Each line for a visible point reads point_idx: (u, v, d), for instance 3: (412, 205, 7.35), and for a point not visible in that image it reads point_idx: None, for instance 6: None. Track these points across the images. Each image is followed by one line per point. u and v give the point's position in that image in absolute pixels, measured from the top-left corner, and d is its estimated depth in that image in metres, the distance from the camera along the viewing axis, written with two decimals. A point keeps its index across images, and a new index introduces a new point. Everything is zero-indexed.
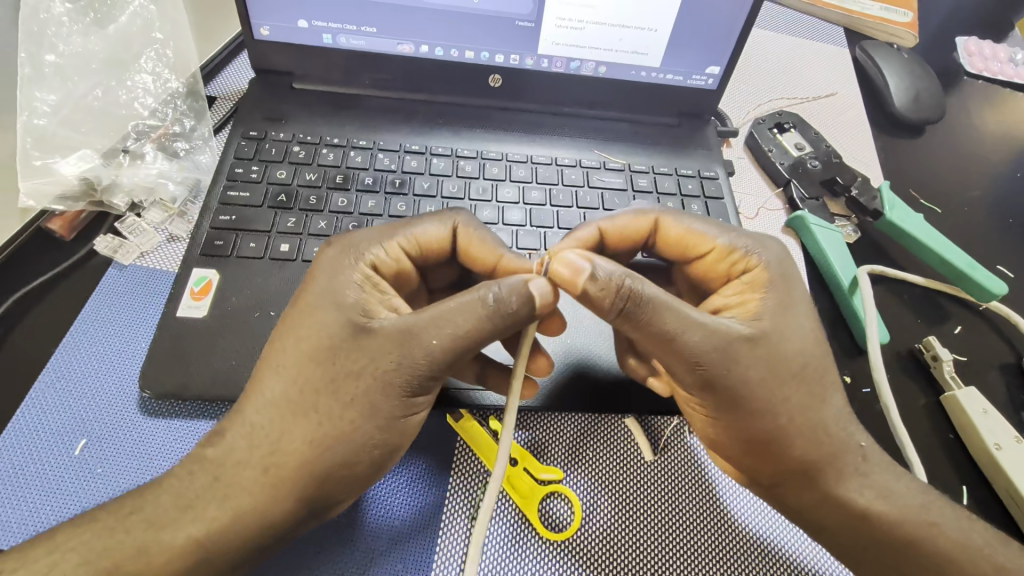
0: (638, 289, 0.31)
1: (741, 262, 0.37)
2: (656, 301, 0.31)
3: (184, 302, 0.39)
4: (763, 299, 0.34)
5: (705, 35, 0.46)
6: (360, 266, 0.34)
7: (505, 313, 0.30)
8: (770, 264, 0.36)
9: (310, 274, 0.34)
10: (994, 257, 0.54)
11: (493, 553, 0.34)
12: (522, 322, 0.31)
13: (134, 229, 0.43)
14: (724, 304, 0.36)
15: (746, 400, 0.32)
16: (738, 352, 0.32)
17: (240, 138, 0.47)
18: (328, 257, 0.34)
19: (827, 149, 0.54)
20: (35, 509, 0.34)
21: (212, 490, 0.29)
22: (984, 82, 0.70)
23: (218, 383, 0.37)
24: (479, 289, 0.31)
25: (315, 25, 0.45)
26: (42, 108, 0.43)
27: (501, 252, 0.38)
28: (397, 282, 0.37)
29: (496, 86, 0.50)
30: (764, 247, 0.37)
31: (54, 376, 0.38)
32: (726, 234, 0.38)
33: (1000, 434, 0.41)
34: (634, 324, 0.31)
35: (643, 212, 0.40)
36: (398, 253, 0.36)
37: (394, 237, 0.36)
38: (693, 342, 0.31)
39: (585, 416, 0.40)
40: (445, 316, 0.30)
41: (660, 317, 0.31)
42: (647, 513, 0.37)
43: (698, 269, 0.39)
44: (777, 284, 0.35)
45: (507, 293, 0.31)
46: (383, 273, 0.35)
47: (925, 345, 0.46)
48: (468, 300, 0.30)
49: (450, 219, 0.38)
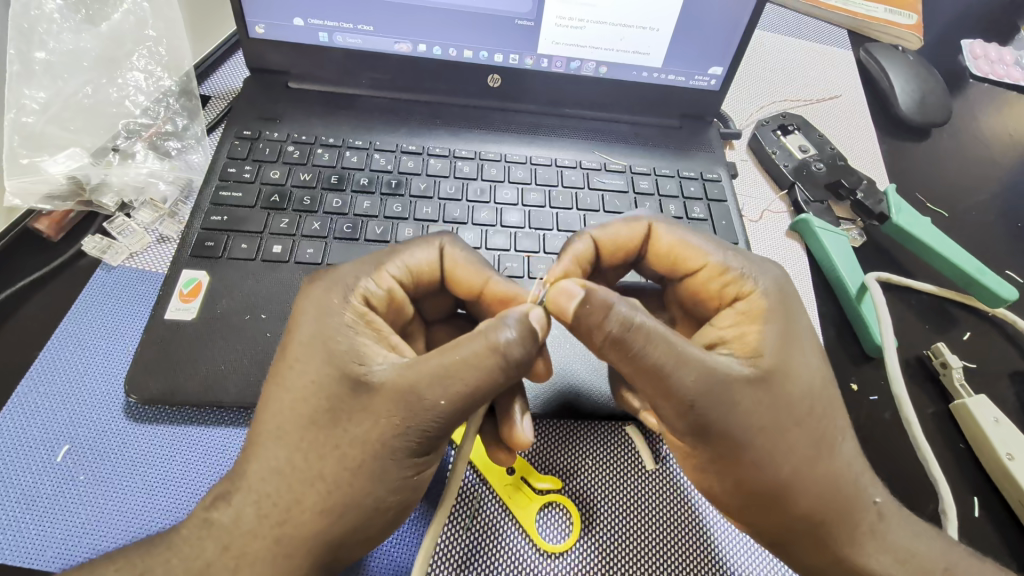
0: (633, 317, 0.29)
1: (735, 283, 0.35)
2: (646, 333, 0.29)
3: (173, 305, 0.38)
4: (763, 334, 0.32)
5: (709, 34, 0.45)
6: (348, 308, 0.32)
7: (513, 363, 0.29)
8: (768, 291, 0.34)
9: (294, 319, 0.32)
10: (1003, 262, 0.53)
11: (488, 565, 0.33)
12: (524, 370, 0.29)
13: (123, 230, 0.42)
14: (719, 335, 0.33)
15: (747, 442, 0.30)
16: (739, 391, 0.30)
17: (234, 138, 0.46)
18: (315, 295, 0.32)
19: (832, 152, 0.53)
20: (12, 518, 0.32)
21: (211, 506, 0.28)
22: (990, 85, 0.69)
23: (205, 388, 0.36)
24: (489, 334, 0.29)
25: (311, 24, 0.44)
26: (32, 106, 0.42)
27: (489, 275, 0.36)
28: (391, 315, 0.35)
29: (495, 87, 0.49)
30: (759, 271, 0.35)
31: (37, 379, 0.37)
32: (721, 252, 0.36)
33: (1013, 444, 0.40)
34: (623, 352, 0.30)
35: (635, 219, 0.38)
36: (390, 283, 0.34)
37: (382, 271, 0.34)
38: (684, 382, 0.29)
39: (582, 424, 0.39)
40: (453, 374, 0.28)
41: (649, 351, 0.29)
42: (648, 525, 0.35)
43: (692, 288, 0.37)
44: (778, 318, 0.33)
45: (515, 337, 0.29)
46: (375, 309, 0.33)
47: (934, 351, 0.45)
48: (476, 347, 0.28)
49: (436, 238, 0.36)
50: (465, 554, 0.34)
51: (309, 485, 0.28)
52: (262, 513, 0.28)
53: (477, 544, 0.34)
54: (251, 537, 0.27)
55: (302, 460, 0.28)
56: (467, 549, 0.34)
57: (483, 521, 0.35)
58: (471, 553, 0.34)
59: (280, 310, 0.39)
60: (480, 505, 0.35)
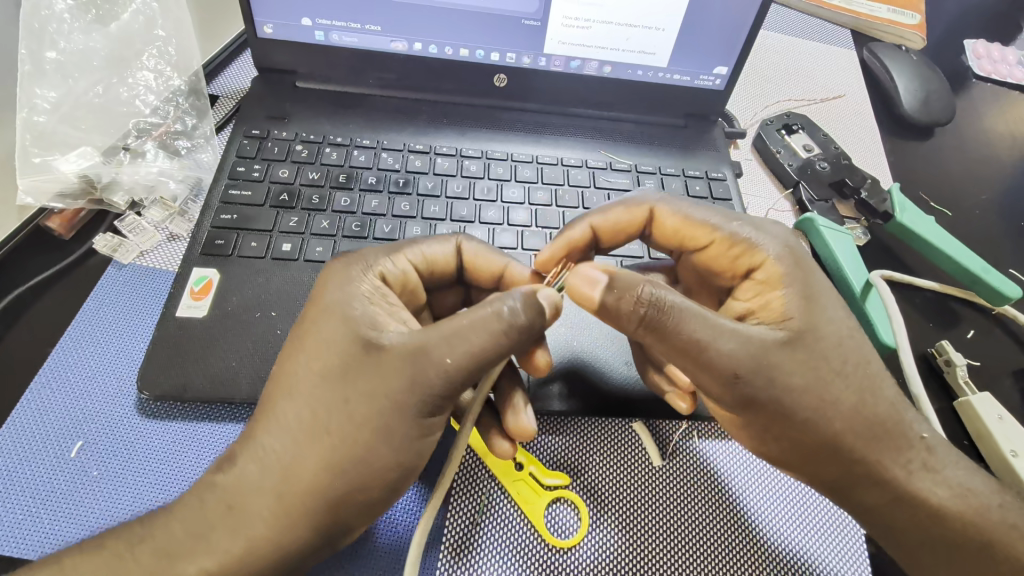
0: (663, 298, 0.30)
1: (745, 256, 0.35)
2: (678, 309, 0.30)
3: (184, 302, 0.38)
4: (784, 298, 0.33)
5: (714, 35, 0.45)
6: (365, 280, 0.33)
7: (518, 330, 0.29)
8: (782, 255, 0.34)
9: (316, 290, 0.33)
10: (1007, 261, 0.54)
11: (497, 560, 0.34)
12: (530, 338, 0.30)
13: (134, 229, 0.43)
14: (744, 309, 0.34)
15: (790, 410, 0.30)
16: (775, 356, 0.30)
17: (242, 137, 0.46)
18: (337, 269, 0.33)
19: (836, 151, 0.53)
20: (26, 512, 0.33)
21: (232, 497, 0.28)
22: (993, 84, 0.70)
23: (217, 385, 0.36)
24: (494, 303, 0.30)
25: (318, 24, 0.45)
26: (43, 105, 0.42)
27: (506, 261, 0.38)
28: (404, 298, 0.36)
29: (501, 86, 0.49)
30: (767, 238, 0.35)
31: (49, 377, 0.37)
32: (729, 224, 0.36)
33: (1017, 441, 0.40)
34: (657, 332, 0.30)
35: (635, 203, 0.38)
36: (407, 267, 0.35)
37: (401, 255, 0.35)
38: (722, 348, 0.30)
39: (589, 419, 0.39)
40: (459, 335, 0.29)
41: (687, 326, 0.30)
42: (656, 521, 0.36)
43: (702, 261, 0.37)
44: (794, 277, 0.33)
45: (520, 306, 0.30)
46: (393, 288, 0.35)
47: (938, 350, 0.45)
48: (483, 313, 0.29)
49: (455, 234, 0.37)
50: (477, 549, 0.34)
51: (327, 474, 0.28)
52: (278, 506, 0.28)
53: (488, 540, 0.34)
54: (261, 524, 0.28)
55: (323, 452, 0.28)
56: (476, 545, 0.34)
57: (492, 517, 0.35)
58: (480, 549, 0.34)
59: (289, 308, 0.39)
60: (488, 501, 0.36)
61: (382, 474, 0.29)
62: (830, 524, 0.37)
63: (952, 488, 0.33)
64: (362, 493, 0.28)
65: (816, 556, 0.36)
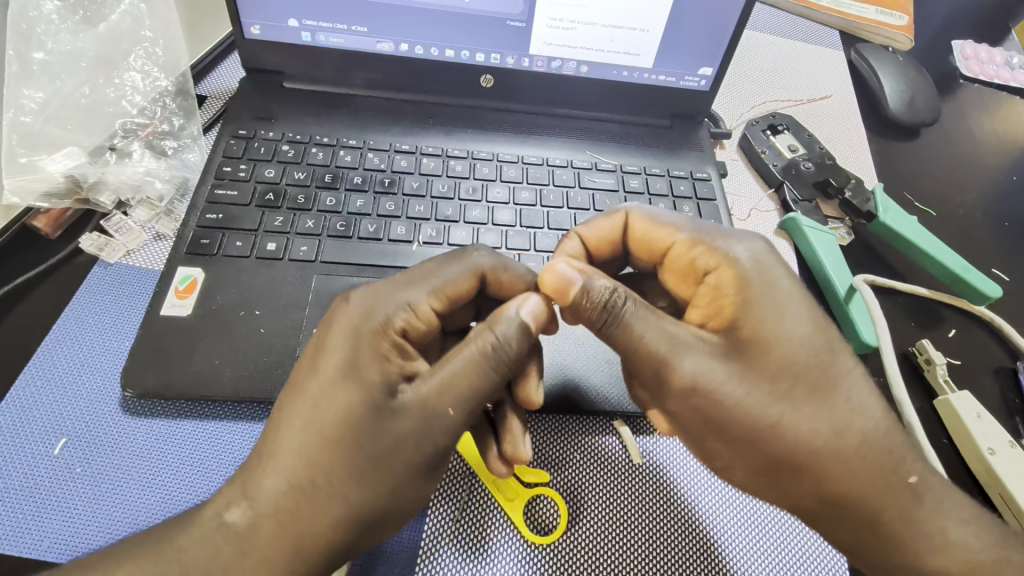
0: (621, 304, 0.32)
1: (704, 257, 0.35)
2: (629, 317, 0.32)
3: (168, 301, 0.38)
4: (741, 301, 0.32)
5: (697, 36, 0.45)
6: (386, 336, 0.31)
7: (506, 359, 0.31)
8: (740, 259, 0.34)
9: (320, 342, 0.31)
10: (990, 261, 0.54)
11: (478, 556, 0.34)
12: (519, 362, 0.32)
13: (120, 228, 0.43)
14: (703, 315, 0.34)
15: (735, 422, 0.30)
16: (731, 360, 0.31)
17: (229, 137, 0.47)
18: (348, 321, 0.31)
19: (820, 152, 0.54)
20: (10, 509, 0.33)
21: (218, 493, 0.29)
22: (979, 85, 0.70)
23: (200, 383, 0.36)
24: (478, 341, 0.31)
25: (305, 24, 0.45)
26: (30, 106, 0.43)
27: (527, 278, 0.38)
28: (423, 338, 0.34)
29: (488, 87, 0.50)
30: (732, 245, 0.35)
31: (34, 375, 0.37)
32: (689, 230, 0.36)
33: (994, 439, 0.41)
34: (615, 333, 0.32)
35: (611, 211, 0.39)
36: (427, 311, 0.34)
37: (421, 296, 0.34)
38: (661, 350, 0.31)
39: (569, 417, 0.39)
40: (454, 380, 0.30)
41: (637, 330, 0.31)
42: (635, 517, 0.36)
43: (669, 269, 0.37)
44: (754, 282, 0.33)
45: (510, 337, 0.31)
46: (414, 331, 0.33)
47: (918, 348, 0.46)
48: (474, 356, 0.30)
49: (475, 261, 0.36)
50: (456, 546, 0.34)
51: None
52: None
53: (469, 537, 0.35)
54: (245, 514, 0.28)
55: (302, 452, 0.29)
56: (457, 540, 0.34)
57: (473, 513, 0.35)
58: (461, 544, 0.34)
59: (273, 307, 0.39)
60: (470, 498, 0.36)
61: None
62: (807, 521, 0.37)
63: (936, 485, 0.33)
64: None
65: (793, 552, 0.36)
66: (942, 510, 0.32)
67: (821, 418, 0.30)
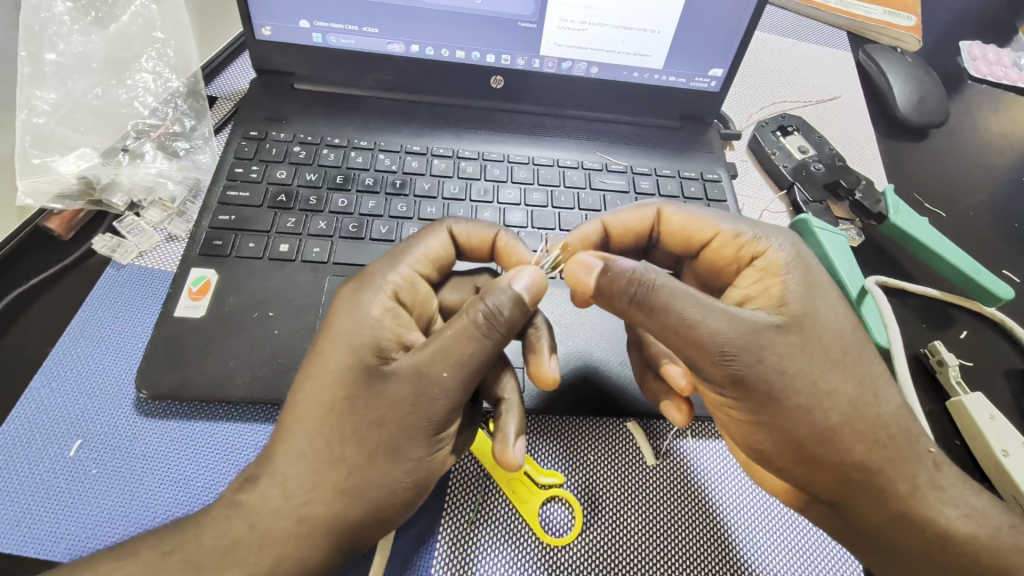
0: (652, 278, 0.31)
1: (747, 244, 0.36)
2: (667, 290, 0.31)
3: (182, 302, 0.38)
4: (784, 283, 0.33)
5: (708, 38, 0.45)
6: (377, 303, 0.32)
7: (500, 324, 0.30)
8: (785, 247, 0.35)
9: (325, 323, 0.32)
10: (1000, 262, 0.54)
11: (493, 558, 0.34)
12: (515, 333, 0.31)
13: (132, 229, 0.43)
14: (744, 295, 0.34)
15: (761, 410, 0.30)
16: (768, 338, 0.30)
17: (240, 138, 0.47)
18: (346, 296, 0.33)
19: (831, 153, 0.54)
20: (26, 509, 0.33)
21: (241, 494, 0.29)
22: (988, 86, 0.70)
23: (215, 384, 0.36)
24: (471, 311, 0.30)
25: (317, 25, 0.45)
26: (42, 107, 0.42)
27: (496, 231, 0.39)
28: (419, 309, 0.35)
29: (498, 88, 0.50)
30: (774, 233, 0.35)
31: (49, 375, 0.37)
32: (731, 220, 0.37)
33: (1008, 440, 0.40)
34: (647, 313, 0.31)
35: (644, 205, 0.40)
36: (412, 277, 0.35)
37: (404, 265, 0.35)
38: (711, 327, 0.30)
39: (583, 419, 0.39)
40: (447, 347, 0.29)
41: (677, 303, 0.30)
42: (650, 519, 0.36)
43: (707, 258, 0.38)
44: (796, 267, 0.34)
45: (504, 303, 0.30)
46: (406, 300, 0.34)
47: (930, 350, 0.46)
48: (464, 323, 0.30)
49: (441, 223, 0.37)
50: (471, 546, 0.34)
51: (327, 469, 0.29)
52: (280, 502, 0.28)
53: (485, 539, 0.35)
54: (264, 513, 0.28)
55: (320, 453, 0.29)
56: (472, 542, 0.34)
57: (488, 515, 0.35)
58: (477, 545, 0.34)
59: (287, 308, 0.39)
60: (485, 499, 0.36)
61: (380, 472, 0.29)
62: None
63: (954, 487, 0.33)
64: (359, 491, 0.29)
65: (809, 555, 0.36)
66: (958, 511, 0.32)
67: (838, 419, 0.30)
